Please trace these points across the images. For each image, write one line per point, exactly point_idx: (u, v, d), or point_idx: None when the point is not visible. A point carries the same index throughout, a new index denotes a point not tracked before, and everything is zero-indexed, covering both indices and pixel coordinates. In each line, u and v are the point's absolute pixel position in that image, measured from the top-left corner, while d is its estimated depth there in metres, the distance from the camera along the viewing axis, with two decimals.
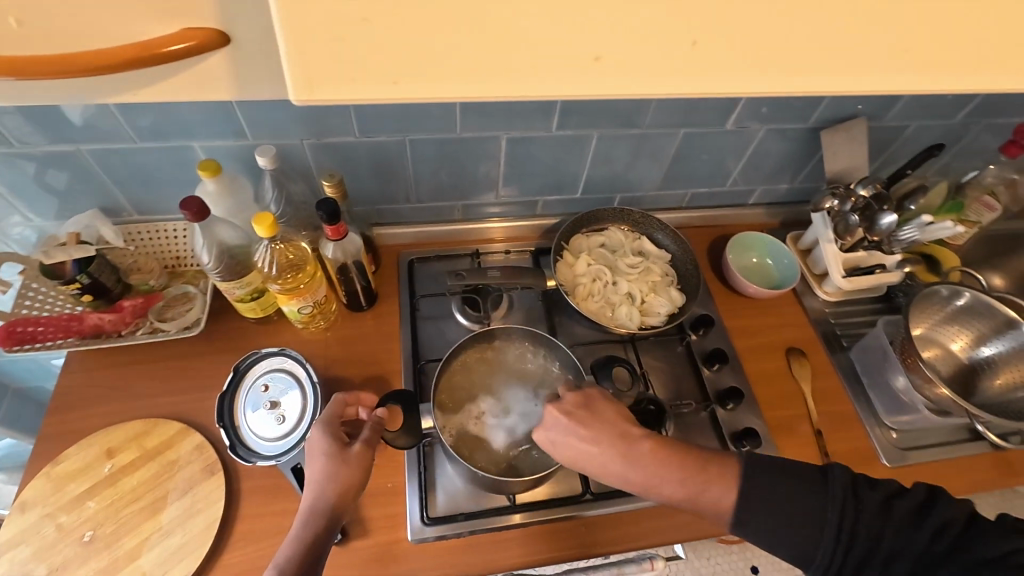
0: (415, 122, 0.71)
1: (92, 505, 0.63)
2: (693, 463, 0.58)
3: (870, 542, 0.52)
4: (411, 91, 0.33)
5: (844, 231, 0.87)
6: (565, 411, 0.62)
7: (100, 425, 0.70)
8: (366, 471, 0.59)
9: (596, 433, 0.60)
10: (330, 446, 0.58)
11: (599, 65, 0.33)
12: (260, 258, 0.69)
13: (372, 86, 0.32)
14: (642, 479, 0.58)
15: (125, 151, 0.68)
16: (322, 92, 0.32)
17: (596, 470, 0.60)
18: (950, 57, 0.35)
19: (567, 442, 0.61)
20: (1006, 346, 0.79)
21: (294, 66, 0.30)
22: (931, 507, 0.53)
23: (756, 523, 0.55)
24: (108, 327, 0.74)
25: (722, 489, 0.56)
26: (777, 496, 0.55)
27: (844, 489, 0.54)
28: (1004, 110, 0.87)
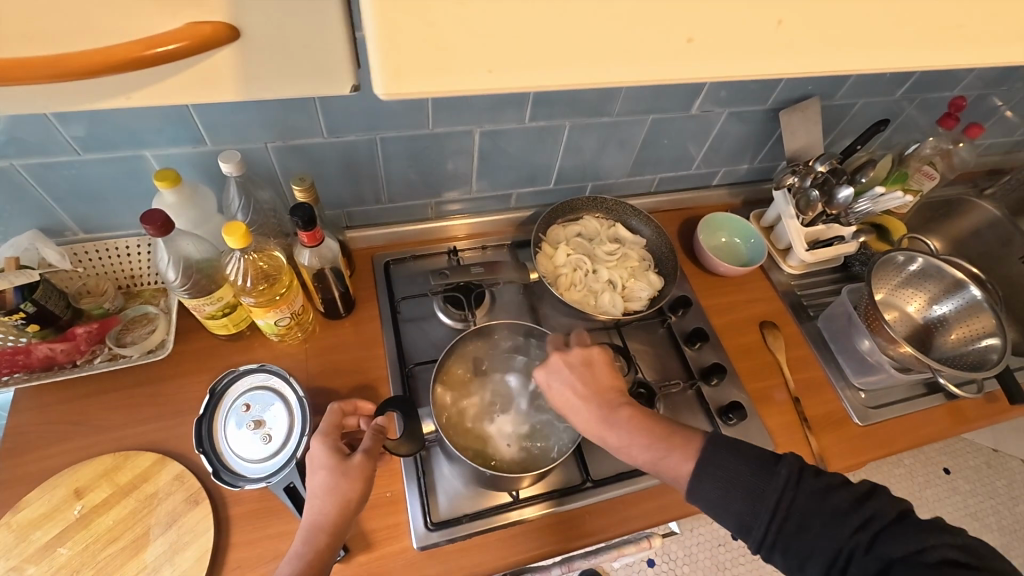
0: (383, 119, 0.68)
1: (64, 552, 0.58)
2: (666, 437, 0.59)
3: (801, 523, 0.51)
4: (508, 78, 0.31)
5: (805, 207, 0.91)
6: (569, 362, 0.65)
7: (63, 464, 0.65)
8: (368, 480, 0.56)
9: (589, 386, 0.63)
10: (330, 458, 0.56)
11: (692, 47, 0.31)
12: (232, 271, 0.65)
13: (421, 79, 0.29)
14: (613, 435, 0.61)
15: (64, 164, 0.62)
16: (413, 83, 0.29)
17: (574, 416, 0.63)
18: (981, 32, 0.33)
19: (557, 388, 0.64)
20: (957, 304, 0.86)
21: (385, 55, 0.27)
22: (870, 498, 0.51)
23: (704, 492, 0.55)
24: (61, 358, 0.68)
25: (682, 463, 0.58)
26: (726, 471, 0.55)
27: (789, 471, 0.53)
28: (938, 85, 0.93)
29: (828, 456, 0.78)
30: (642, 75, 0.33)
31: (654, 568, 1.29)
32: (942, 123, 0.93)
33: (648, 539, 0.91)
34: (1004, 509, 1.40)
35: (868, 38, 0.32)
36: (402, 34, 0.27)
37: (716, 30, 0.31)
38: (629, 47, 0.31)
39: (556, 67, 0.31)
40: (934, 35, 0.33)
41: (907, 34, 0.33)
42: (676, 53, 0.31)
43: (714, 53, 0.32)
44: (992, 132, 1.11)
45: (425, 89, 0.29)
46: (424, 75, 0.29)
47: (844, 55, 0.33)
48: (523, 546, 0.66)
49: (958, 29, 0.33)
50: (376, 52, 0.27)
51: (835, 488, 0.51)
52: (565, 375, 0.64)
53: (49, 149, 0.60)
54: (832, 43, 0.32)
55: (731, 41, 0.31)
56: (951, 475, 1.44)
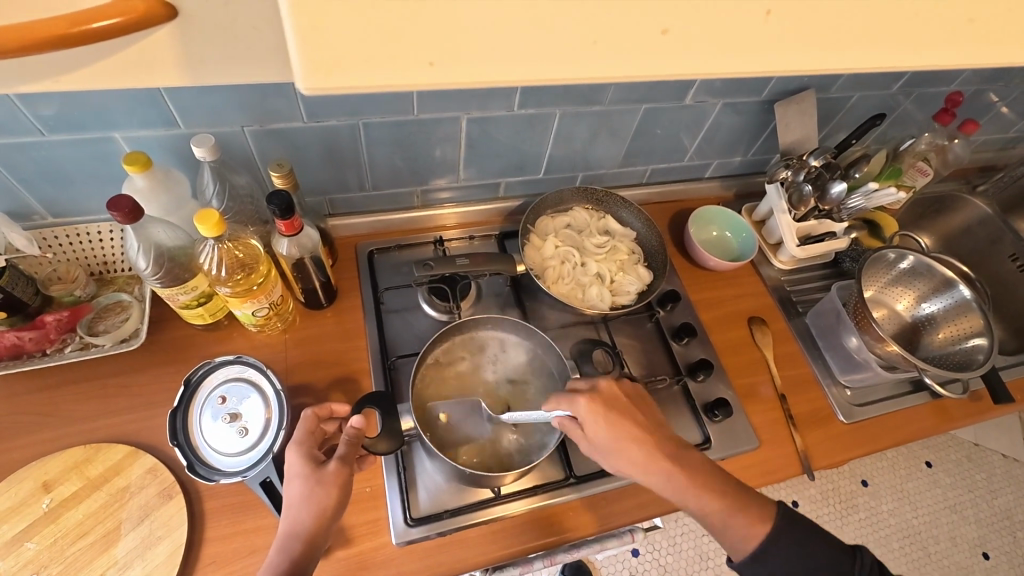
0: (364, 105, 0.66)
1: (32, 546, 0.57)
2: (732, 489, 0.60)
3: None
4: (452, 71, 0.29)
5: (798, 202, 0.88)
6: (624, 397, 0.62)
7: (32, 455, 0.63)
8: (345, 485, 0.55)
9: (650, 427, 0.61)
10: (304, 467, 0.55)
11: (666, 39, 0.30)
12: (206, 260, 0.63)
13: (362, 69, 0.28)
14: (677, 478, 0.58)
15: (26, 145, 0.59)
16: (339, 75, 0.28)
17: (632, 454, 0.59)
18: (978, 23, 0.32)
19: (617, 424, 0.59)
20: (945, 303, 0.85)
21: (305, 46, 0.26)
22: None
23: (776, 563, 0.56)
24: (29, 347, 0.66)
25: (754, 522, 0.58)
26: (806, 552, 0.56)
27: (872, 563, 0.56)
28: (936, 79, 0.92)
29: (812, 453, 0.78)
30: (611, 68, 0.32)
31: (638, 558, 1.30)
32: (939, 119, 0.92)
33: (631, 532, 0.91)
34: (983, 502, 1.42)
35: (844, 35, 0.32)
36: (322, 18, 0.25)
37: (692, 20, 0.30)
38: (591, 37, 0.29)
39: (524, 56, 0.30)
40: (925, 26, 0.32)
41: (898, 24, 0.32)
42: (642, 41, 0.30)
43: (686, 43, 0.31)
44: (987, 129, 1.10)
45: (352, 82, 0.28)
46: (360, 66, 0.28)
47: (824, 50, 0.33)
48: (505, 543, 0.65)
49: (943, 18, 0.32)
50: (295, 42, 0.26)
51: None
52: (616, 405, 0.61)
53: (10, 129, 0.57)
54: (816, 36, 0.32)
55: (709, 26, 0.30)
56: (932, 468, 1.46)
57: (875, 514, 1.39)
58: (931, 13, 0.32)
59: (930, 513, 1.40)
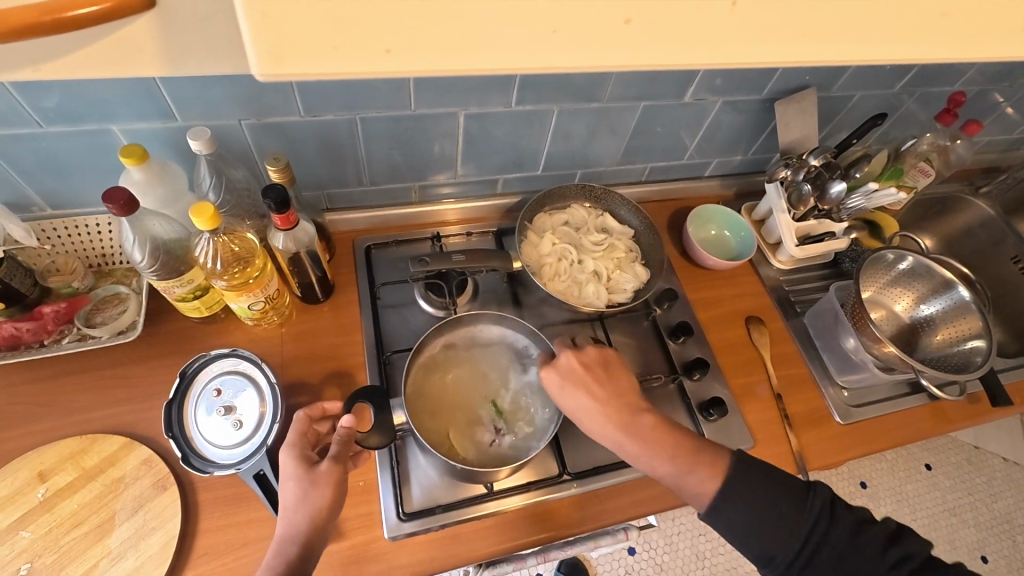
0: (364, 99, 0.66)
1: (26, 535, 0.57)
2: (689, 449, 0.59)
3: (834, 557, 0.54)
4: (412, 59, 0.29)
5: (797, 201, 0.88)
6: (584, 363, 0.63)
7: (28, 445, 0.63)
8: (340, 484, 0.55)
9: (609, 393, 0.61)
10: (297, 468, 0.55)
11: (629, 29, 0.30)
12: (201, 253, 0.63)
13: (317, 56, 0.27)
14: (637, 441, 0.59)
15: (24, 137, 0.59)
16: (291, 63, 0.27)
17: (586, 419, 0.60)
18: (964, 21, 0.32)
19: (570, 391, 0.61)
20: (944, 304, 0.85)
21: (256, 33, 0.26)
22: (898, 540, 0.55)
23: (729, 515, 0.56)
24: (27, 337, 0.67)
25: (707, 479, 0.58)
26: (757, 501, 0.56)
27: (822, 505, 0.56)
28: (938, 79, 0.91)
29: (807, 453, 0.77)
30: (592, 59, 0.32)
31: (634, 557, 1.31)
32: (941, 119, 0.92)
33: (625, 530, 0.91)
34: (982, 506, 1.42)
35: (833, 28, 0.32)
36: (272, 7, 0.25)
37: (660, 14, 0.30)
38: (555, 27, 0.29)
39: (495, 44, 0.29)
40: (907, 22, 0.32)
41: (879, 23, 0.32)
42: (611, 34, 0.30)
43: (662, 33, 0.31)
44: (991, 130, 1.09)
45: (312, 70, 0.28)
46: (314, 53, 0.27)
47: (803, 43, 0.33)
48: (497, 538, 0.65)
49: (930, 16, 0.32)
50: (247, 32, 0.26)
51: (865, 528, 0.55)
52: (581, 374, 0.62)
53: (8, 121, 0.57)
54: (797, 29, 0.32)
55: (685, 17, 0.30)
56: (931, 471, 1.45)
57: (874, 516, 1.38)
58: (916, 6, 0.32)
59: (928, 515, 1.39)
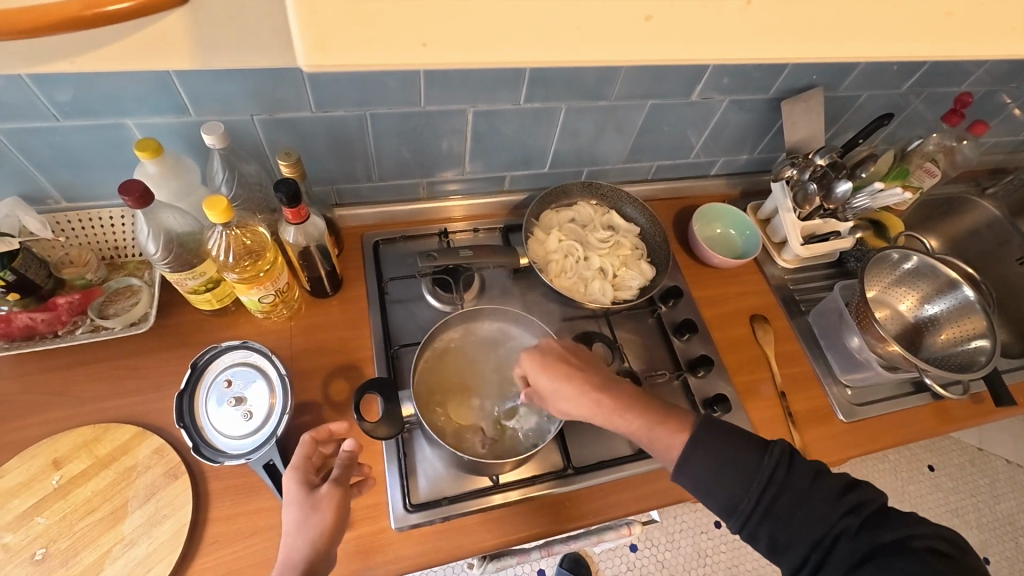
0: (375, 96, 0.67)
1: (41, 521, 0.58)
2: (658, 408, 0.62)
3: (794, 501, 0.53)
4: (445, 53, 0.30)
5: (802, 201, 0.89)
6: (556, 338, 0.67)
7: (43, 432, 0.64)
8: (341, 510, 0.56)
9: (582, 362, 0.65)
10: (298, 492, 0.56)
11: (649, 26, 0.31)
12: (214, 246, 0.64)
13: (355, 50, 0.28)
14: (612, 411, 0.61)
15: (41, 130, 0.60)
16: (333, 55, 0.28)
17: (563, 385, 0.62)
18: (975, 22, 0.33)
19: (546, 359, 0.64)
20: (949, 304, 0.85)
21: (303, 25, 0.27)
22: (855, 486, 0.54)
23: (693, 464, 0.56)
24: (42, 328, 0.68)
25: (675, 432, 0.59)
26: (719, 447, 0.56)
27: (783, 451, 0.55)
28: (945, 79, 0.91)
29: (811, 450, 0.78)
30: (607, 56, 0.32)
31: (636, 553, 1.31)
32: (947, 120, 0.91)
33: (628, 526, 0.92)
34: (985, 507, 1.42)
35: (847, 23, 0.32)
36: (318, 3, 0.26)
37: (675, 10, 0.30)
38: (576, 23, 0.30)
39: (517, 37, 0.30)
40: (918, 20, 0.33)
41: (893, 21, 0.33)
42: (631, 30, 0.31)
43: (677, 28, 0.31)
44: (998, 131, 1.09)
45: (349, 62, 0.29)
46: (351, 45, 0.28)
47: (818, 40, 0.33)
48: (502, 530, 0.66)
49: (941, 18, 0.33)
50: (295, 21, 0.26)
51: (824, 475, 0.54)
52: (553, 355, 0.65)
53: (26, 114, 0.58)
54: (810, 27, 0.33)
55: (701, 12, 0.31)
56: (934, 472, 1.45)
57: None
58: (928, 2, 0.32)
59: (931, 516, 1.39)
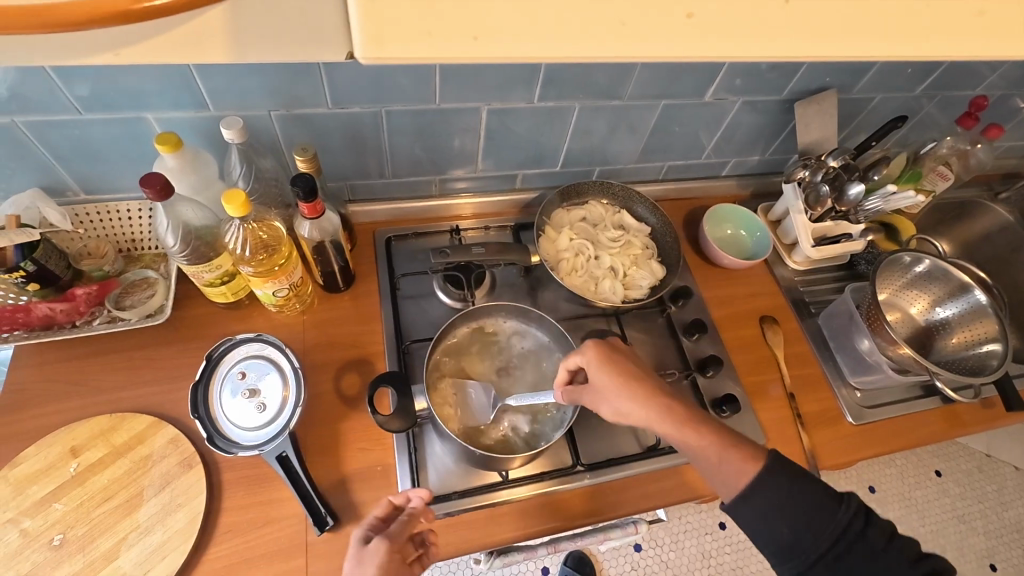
0: (392, 92, 0.67)
1: (59, 507, 0.59)
2: (726, 432, 0.60)
3: (864, 559, 0.52)
4: (496, 47, 0.31)
5: (815, 202, 0.89)
6: (623, 348, 0.67)
7: (60, 421, 0.66)
8: (386, 565, 0.54)
9: (647, 374, 0.64)
10: (357, 545, 0.57)
11: (691, 23, 0.31)
12: (231, 239, 0.65)
13: (413, 42, 0.29)
14: (673, 417, 0.60)
15: (64, 123, 0.61)
16: (391, 47, 0.29)
17: (626, 391, 0.62)
18: (997, 22, 0.33)
19: (612, 363, 0.64)
20: (960, 308, 0.85)
21: (365, 17, 0.28)
22: (926, 554, 0.53)
23: (761, 501, 0.54)
24: (60, 318, 0.69)
25: (744, 459, 0.57)
26: (795, 494, 0.54)
27: (860, 507, 0.54)
28: (960, 82, 0.91)
29: (819, 452, 0.78)
30: (642, 52, 0.33)
31: (641, 553, 1.31)
32: (961, 123, 0.91)
33: (634, 524, 0.92)
34: (993, 514, 1.41)
35: (874, 24, 0.33)
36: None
37: (713, 6, 0.31)
38: (622, 18, 0.31)
39: (548, 37, 0.31)
40: (939, 22, 0.33)
41: (916, 23, 0.33)
42: (673, 28, 0.31)
43: (715, 25, 0.32)
44: (1011, 135, 1.09)
45: (404, 54, 0.30)
46: (409, 39, 0.29)
47: (844, 40, 0.34)
48: (511, 526, 0.67)
49: (973, 17, 0.33)
50: (356, 14, 0.28)
51: (898, 539, 0.53)
52: (615, 354, 0.65)
53: (50, 107, 0.59)
54: (838, 27, 0.33)
55: (731, 12, 0.31)
56: (942, 478, 1.45)
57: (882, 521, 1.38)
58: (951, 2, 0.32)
59: (938, 522, 1.39)
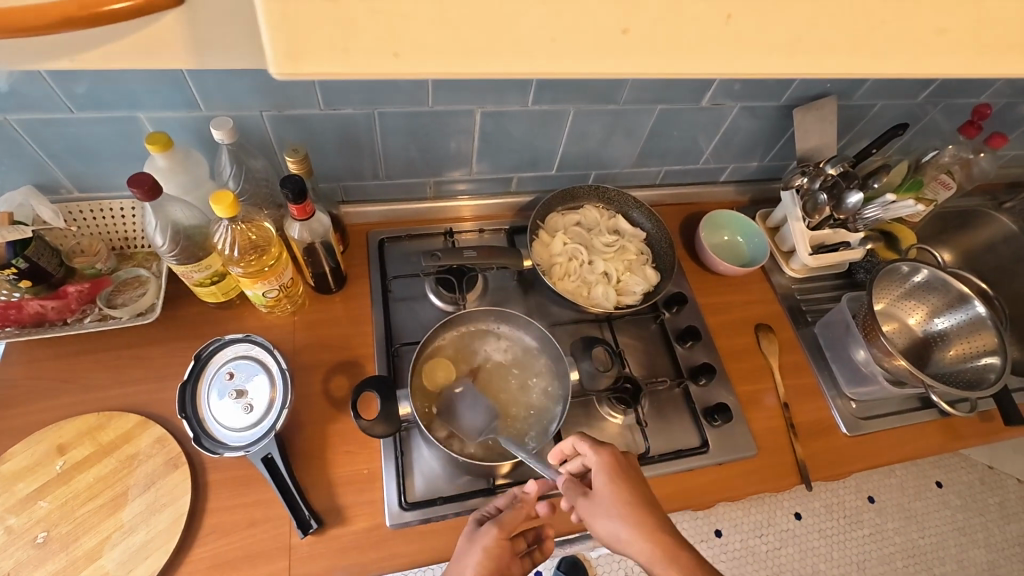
0: (384, 94, 0.67)
1: (44, 505, 0.59)
2: None
3: None
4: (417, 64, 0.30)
5: (813, 210, 0.88)
6: (631, 464, 0.60)
7: (47, 419, 0.66)
8: (491, 551, 0.57)
9: (654, 500, 0.57)
10: (473, 526, 0.60)
11: (628, 38, 0.31)
12: (220, 240, 0.65)
13: (334, 55, 0.28)
14: (676, 560, 0.53)
15: (56, 121, 0.61)
16: (307, 65, 0.28)
17: (630, 511, 0.55)
18: (982, 39, 0.33)
19: (621, 478, 0.57)
20: (958, 319, 0.83)
21: (276, 32, 0.27)
22: None
23: None
24: (52, 315, 0.69)
25: None
26: None
27: None
28: (962, 91, 0.89)
29: (811, 463, 0.77)
30: (595, 66, 0.32)
31: None
32: (963, 132, 0.89)
33: None
34: (994, 527, 1.39)
35: (858, 31, 0.32)
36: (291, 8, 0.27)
37: (680, 18, 0.30)
38: (552, 34, 0.30)
39: (492, 49, 0.30)
40: (917, 41, 0.33)
41: (892, 36, 0.32)
42: (610, 44, 0.31)
43: (680, 40, 0.31)
44: (1018, 144, 1.07)
45: (326, 71, 0.29)
46: (331, 53, 0.28)
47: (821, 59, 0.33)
48: None
49: (939, 34, 0.32)
50: (265, 28, 0.27)
51: None
52: (630, 469, 0.59)
53: (42, 106, 0.59)
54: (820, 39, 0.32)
55: (702, 22, 0.31)
56: (943, 489, 1.42)
57: (881, 531, 1.36)
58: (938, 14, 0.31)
59: (938, 534, 1.37)
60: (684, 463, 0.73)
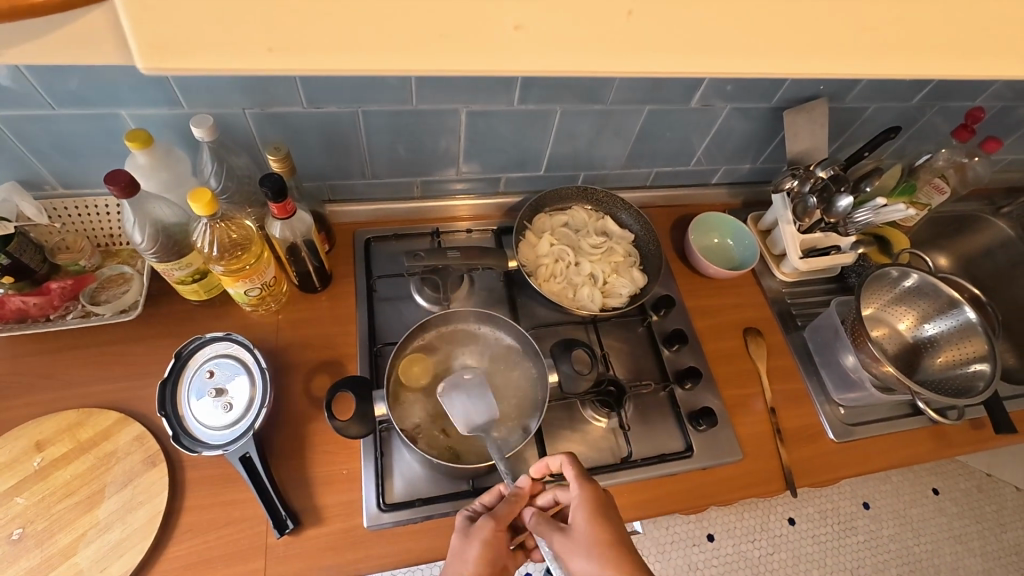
0: (370, 93, 0.67)
1: (21, 501, 0.59)
2: None
3: None
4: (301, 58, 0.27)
5: (802, 213, 0.87)
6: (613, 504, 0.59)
7: (27, 415, 0.66)
8: (487, 544, 0.56)
9: (630, 545, 0.56)
10: (465, 522, 0.60)
11: (519, 36, 0.28)
12: (200, 238, 0.65)
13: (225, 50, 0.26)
14: None
15: (37, 117, 0.61)
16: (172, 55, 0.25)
17: (602, 550, 0.54)
18: (981, 37, 0.30)
19: (599, 517, 0.56)
20: (949, 325, 0.82)
21: (136, 25, 0.24)
22: None
23: None
24: (34, 312, 0.69)
25: None
26: None
27: None
28: (956, 93, 0.88)
29: (797, 470, 0.76)
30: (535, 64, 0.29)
31: None
32: (957, 135, 0.88)
33: None
34: (992, 536, 1.37)
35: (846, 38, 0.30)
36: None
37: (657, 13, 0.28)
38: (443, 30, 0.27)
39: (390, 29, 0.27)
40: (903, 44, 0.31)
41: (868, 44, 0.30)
42: (499, 42, 0.28)
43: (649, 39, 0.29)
44: (1015, 147, 1.06)
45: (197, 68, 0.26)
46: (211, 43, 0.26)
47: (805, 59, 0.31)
48: None
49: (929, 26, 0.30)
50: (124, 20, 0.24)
51: None
52: (611, 508, 0.58)
53: (23, 102, 0.59)
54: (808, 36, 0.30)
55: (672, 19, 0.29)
56: (939, 496, 1.41)
57: (876, 538, 1.34)
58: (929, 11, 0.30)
59: (934, 541, 1.35)
60: (667, 467, 0.72)
